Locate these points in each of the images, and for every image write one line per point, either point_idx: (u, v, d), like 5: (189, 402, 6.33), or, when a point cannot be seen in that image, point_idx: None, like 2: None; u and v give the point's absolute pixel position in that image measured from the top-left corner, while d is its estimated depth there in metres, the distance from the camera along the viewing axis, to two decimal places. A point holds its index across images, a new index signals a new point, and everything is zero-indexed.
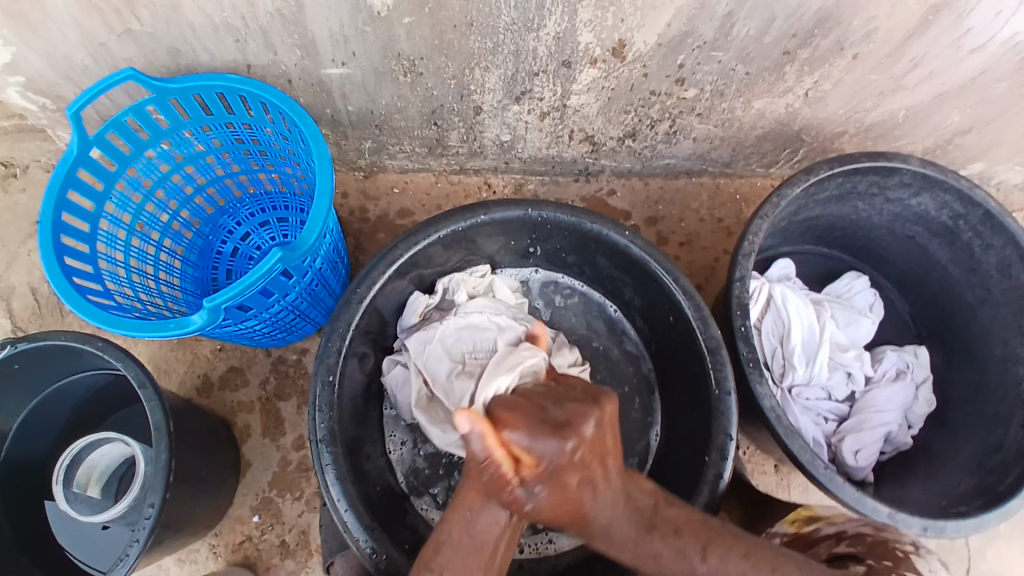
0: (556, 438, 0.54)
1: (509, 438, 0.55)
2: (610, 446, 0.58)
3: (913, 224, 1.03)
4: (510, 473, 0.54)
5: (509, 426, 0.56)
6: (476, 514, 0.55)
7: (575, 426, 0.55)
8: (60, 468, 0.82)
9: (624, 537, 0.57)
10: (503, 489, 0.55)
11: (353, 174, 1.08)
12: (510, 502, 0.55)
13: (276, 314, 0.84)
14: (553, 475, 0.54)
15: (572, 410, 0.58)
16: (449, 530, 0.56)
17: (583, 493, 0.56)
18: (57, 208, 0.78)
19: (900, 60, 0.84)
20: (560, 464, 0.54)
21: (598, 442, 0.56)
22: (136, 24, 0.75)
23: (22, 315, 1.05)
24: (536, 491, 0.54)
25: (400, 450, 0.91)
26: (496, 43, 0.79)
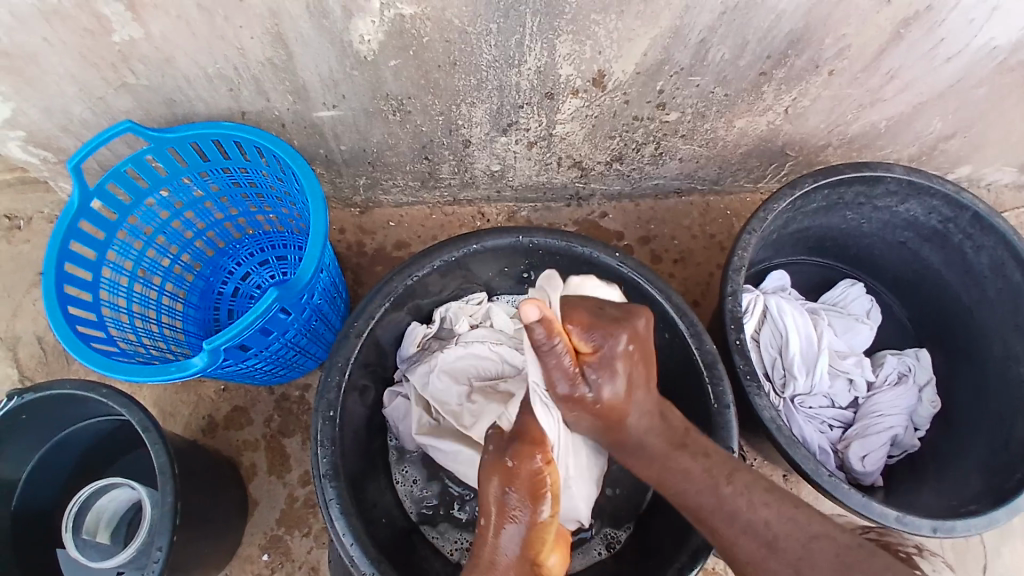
0: (614, 332, 0.58)
1: (572, 332, 0.58)
2: (648, 352, 0.62)
3: (903, 230, 1.04)
4: (573, 363, 0.58)
5: (569, 319, 0.59)
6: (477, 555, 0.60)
7: (630, 321, 0.60)
8: (70, 515, 0.83)
9: (656, 449, 0.64)
10: (568, 374, 0.58)
11: (349, 211, 1.10)
12: (572, 392, 0.59)
13: (276, 351, 0.85)
14: (607, 364, 0.59)
15: (625, 308, 0.62)
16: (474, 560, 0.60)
17: (632, 390, 0.61)
18: (59, 259, 0.80)
19: (875, 73, 0.86)
20: (614, 354, 0.59)
21: (646, 338, 0.62)
22: (131, 77, 0.78)
23: (29, 363, 1.06)
24: (596, 379, 0.59)
25: (410, 485, 0.92)
26: (480, 79, 0.81)
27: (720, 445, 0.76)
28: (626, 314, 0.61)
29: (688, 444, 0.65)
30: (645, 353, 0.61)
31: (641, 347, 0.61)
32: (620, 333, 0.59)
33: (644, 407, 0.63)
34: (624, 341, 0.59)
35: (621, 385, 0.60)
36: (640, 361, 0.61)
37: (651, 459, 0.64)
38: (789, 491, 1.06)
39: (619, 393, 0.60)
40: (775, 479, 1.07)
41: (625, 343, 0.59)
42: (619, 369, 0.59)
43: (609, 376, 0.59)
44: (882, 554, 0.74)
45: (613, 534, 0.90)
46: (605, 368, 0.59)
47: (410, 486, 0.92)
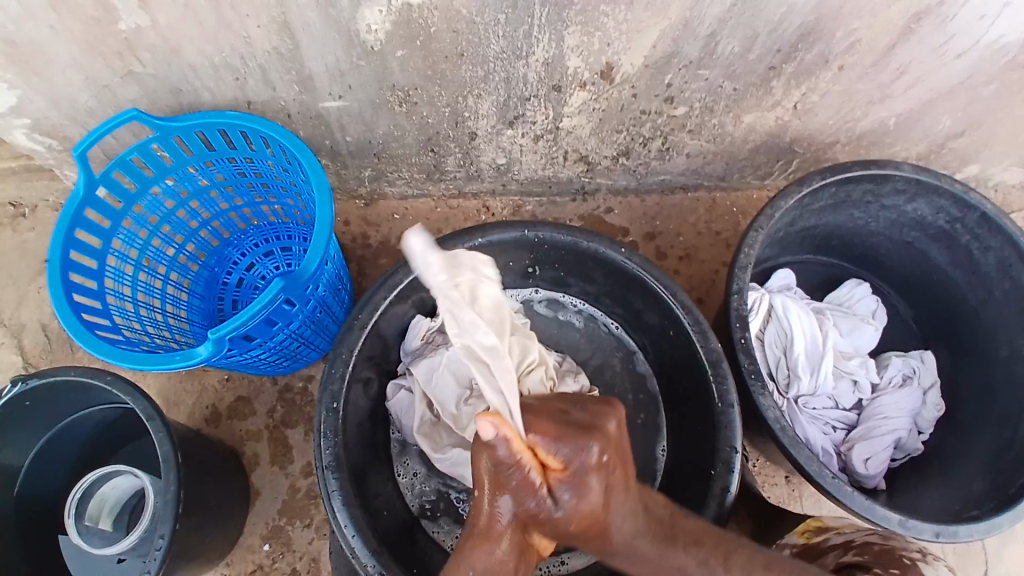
0: (585, 439, 0.49)
1: (535, 444, 0.47)
2: (628, 454, 0.53)
3: (910, 229, 1.03)
4: (537, 480, 0.47)
5: (532, 427, 0.48)
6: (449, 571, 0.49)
7: (600, 425, 0.51)
8: (72, 501, 0.83)
9: (647, 552, 0.51)
10: (529, 492, 0.47)
11: (354, 203, 1.10)
12: (532, 513, 0.47)
13: (280, 342, 0.85)
14: (580, 479, 0.48)
15: (593, 410, 0.53)
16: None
17: (608, 497, 0.49)
18: (64, 247, 0.80)
19: (885, 68, 0.85)
20: (587, 467, 0.48)
21: (620, 440, 0.52)
22: (138, 66, 0.78)
23: (33, 351, 1.07)
24: (566, 498, 0.47)
25: (411, 477, 0.91)
26: (486, 71, 0.81)
27: (723, 442, 0.75)
28: (596, 416, 0.52)
29: (678, 535, 0.52)
30: (620, 458, 0.51)
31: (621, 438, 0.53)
32: (593, 444, 0.48)
33: (636, 527, 0.51)
34: (598, 452, 0.48)
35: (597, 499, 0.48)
36: (615, 466, 0.50)
37: (646, 563, 0.51)
38: (791, 489, 1.06)
39: (601, 513, 0.49)
40: (778, 478, 1.06)
41: (598, 453, 0.48)
42: (603, 481, 0.49)
43: (582, 496, 0.47)
44: (882, 552, 0.71)
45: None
46: (578, 486, 0.47)
47: (411, 476, 0.91)
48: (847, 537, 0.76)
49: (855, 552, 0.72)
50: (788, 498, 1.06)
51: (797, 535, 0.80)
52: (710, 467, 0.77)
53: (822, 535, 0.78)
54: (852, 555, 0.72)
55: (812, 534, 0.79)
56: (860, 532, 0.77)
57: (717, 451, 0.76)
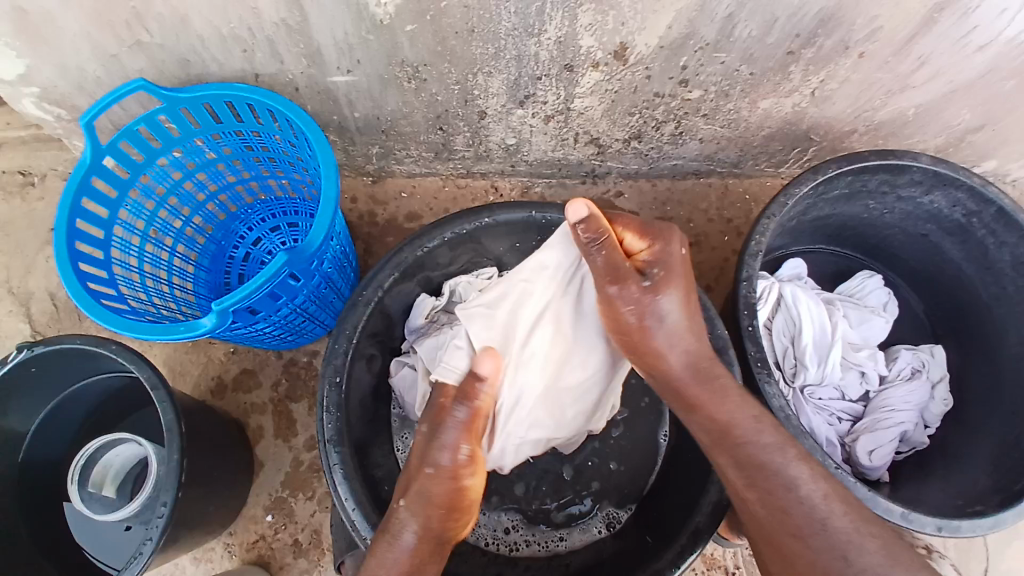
0: (672, 239, 0.68)
1: (628, 236, 0.69)
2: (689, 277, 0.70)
3: (925, 222, 1.02)
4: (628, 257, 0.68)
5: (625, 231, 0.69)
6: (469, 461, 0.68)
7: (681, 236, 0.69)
8: (75, 468, 0.84)
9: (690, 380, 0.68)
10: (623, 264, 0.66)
11: (361, 179, 1.09)
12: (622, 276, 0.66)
13: (285, 316, 0.85)
14: (664, 261, 0.67)
15: (662, 231, 0.68)
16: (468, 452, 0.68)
17: (683, 301, 0.68)
18: (71, 216, 0.79)
19: (907, 58, 0.83)
20: (672, 258, 0.67)
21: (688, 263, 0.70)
22: (146, 36, 0.77)
23: (41, 319, 1.07)
24: (654, 273, 0.67)
25: (409, 451, 0.91)
26: (497, 48, 0.79)
27: None
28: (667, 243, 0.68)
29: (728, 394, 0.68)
30: (687, 280, 0.69)
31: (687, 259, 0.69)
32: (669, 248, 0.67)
33: (677, 325, 0.68)
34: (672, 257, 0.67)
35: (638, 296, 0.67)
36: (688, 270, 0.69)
37: (704, 386, 0.68)
38: None
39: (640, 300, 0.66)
40: None
41: (678, 246, 0.68)
42: (666, 295, 0.67)
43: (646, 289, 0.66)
44: None
45: (615, 512, 0.90)
46: (664, 270, 0.67)
47: (410, 452, 0.91)
48: None
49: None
50: None
51: None
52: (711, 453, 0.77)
53: None
54: None
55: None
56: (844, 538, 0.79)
57: None
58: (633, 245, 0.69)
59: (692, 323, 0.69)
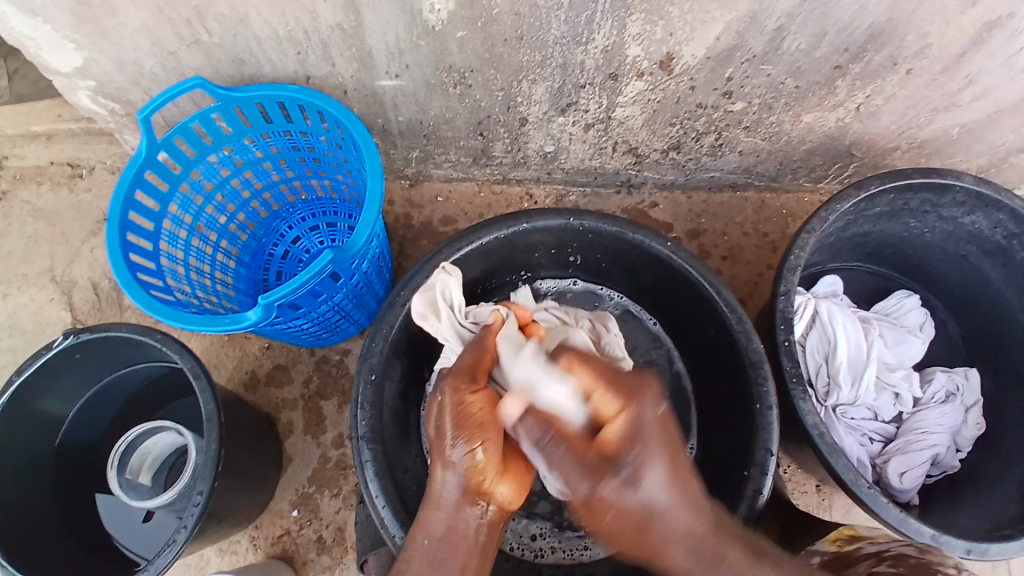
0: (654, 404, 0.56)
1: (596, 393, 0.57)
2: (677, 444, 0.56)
3: (966, 242, 1.00)
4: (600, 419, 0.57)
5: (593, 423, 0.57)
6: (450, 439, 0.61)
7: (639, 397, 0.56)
8: (116, 453, 0.85)
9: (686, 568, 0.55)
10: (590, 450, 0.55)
11: (399, 183, 1.10)
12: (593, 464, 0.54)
13: (323, 314, 0.86)
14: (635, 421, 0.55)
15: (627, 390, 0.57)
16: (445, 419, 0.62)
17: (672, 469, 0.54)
18: (124, 207, 0.82)
19: (954, 76, 0.82)
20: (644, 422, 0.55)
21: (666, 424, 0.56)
22: (205, 35, 0.79)
23: (82, 308, 1.10)
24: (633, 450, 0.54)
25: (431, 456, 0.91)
26: (545, 56, 0.80)
27: (759, 445, 0.74)
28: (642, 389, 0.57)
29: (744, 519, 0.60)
30: (671, 444, 0.55)
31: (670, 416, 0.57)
32: (646, 394, 0.56)
33: (655, 507, 0.53)
34: (654, 407, 0.56)
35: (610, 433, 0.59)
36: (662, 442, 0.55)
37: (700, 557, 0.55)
38: (822, 499, 1.05)
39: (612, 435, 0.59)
40: (808, 487, 1.05)
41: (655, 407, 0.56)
42: (599, 498, 0.54)
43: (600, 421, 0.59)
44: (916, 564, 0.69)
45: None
46: (639, 442, 0.54)
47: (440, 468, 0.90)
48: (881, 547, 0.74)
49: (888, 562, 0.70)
50: (818, 506, 1.04)
51: (828, 542, 0.78)
52: (743, 469, 0.76)
53: (854, 543, 0.77)
54: (886, 566, 0.70)
55: (843, 542, 0.78)
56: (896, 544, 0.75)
57: (752, 455, 0.74)
58: (604, 415, 0.56)
59: (677, 490, 0.54)
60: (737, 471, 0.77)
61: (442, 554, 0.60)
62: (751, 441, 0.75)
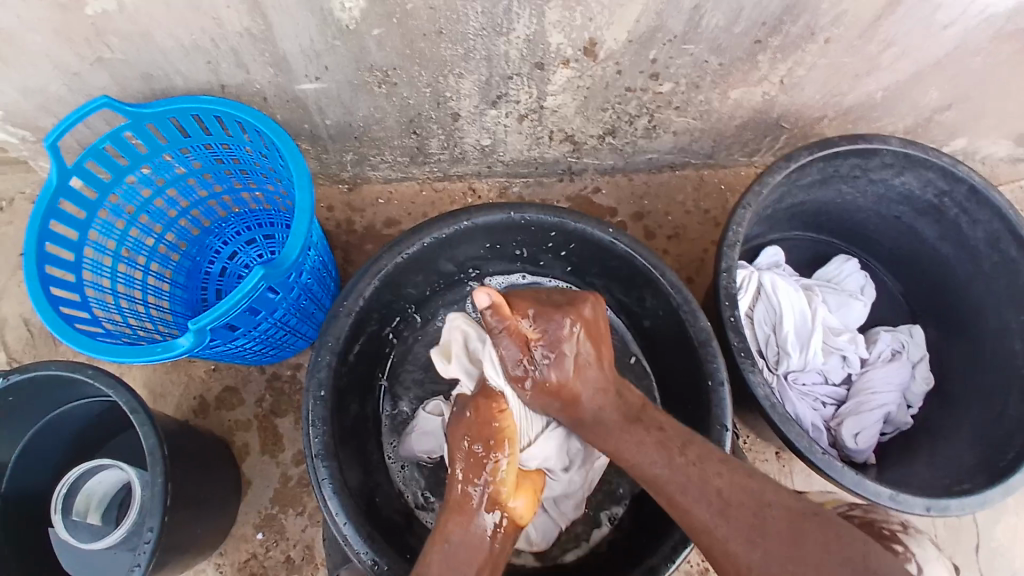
0: (561, 315, 0.65)
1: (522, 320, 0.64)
2: (601, 333, 0.68)
3: (898, 204, 1.03)
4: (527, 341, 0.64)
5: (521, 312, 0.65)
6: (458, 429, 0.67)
7: (576, 306, 0.66)
8: (57, 497, 0.83)
9: (612, 423, 0.67)
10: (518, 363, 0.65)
11: (337, 188, 1.08)
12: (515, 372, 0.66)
13: (265, 331, 0.84)
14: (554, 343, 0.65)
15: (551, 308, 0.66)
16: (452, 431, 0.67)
17: (583, 368, 0.66)
18: (39, 239, 0.78)
19: (872, 40, 0.84)
20: (563, 336, 0.65)
21: (595, 322, 0.67)
22: (107, 52, 0.76)
23: (16, 347, 1.05)
24: (545, 358, 0.65)
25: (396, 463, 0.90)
26: (467, 49, 0.79)
27: (714, 422, 0.75)
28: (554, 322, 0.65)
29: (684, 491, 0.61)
30: (597, 336, 0.68)
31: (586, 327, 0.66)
32: (566, 318, 0.65)
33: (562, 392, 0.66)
34: (570, 324, 0.65)
35: (571, 366, 0.65)
36: (591, 338, 0.67)
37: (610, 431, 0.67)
38: (782, 465, 1.07)
39: (570, 374, 0.65)
40: (767, 454, 1.07)
41: (571, 323, 0.65)
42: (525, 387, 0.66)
43: (558, 357, 0.65)
44: None
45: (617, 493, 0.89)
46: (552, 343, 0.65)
47: (400, 467, 0.90)
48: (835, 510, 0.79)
49: None
50: (780, 473, 1.07)
51: None
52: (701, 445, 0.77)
53: None
54: None
55: None
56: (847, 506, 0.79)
57: (708, 431, 0.75)
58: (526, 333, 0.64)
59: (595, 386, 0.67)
60: None
61: (462, 557, 0.62)
62: (706, 419, 0.76)
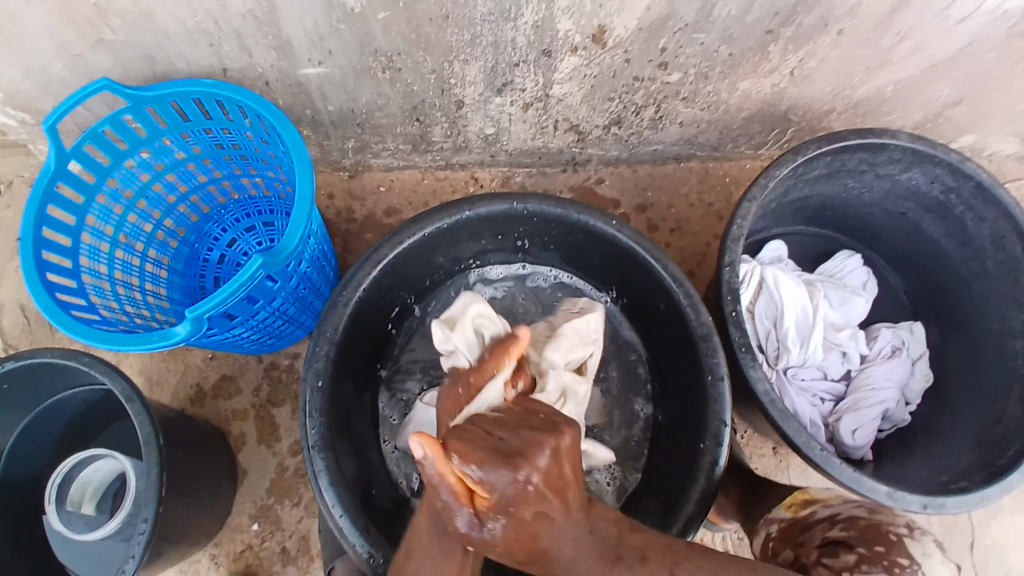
0: (509, 468, 0.50)
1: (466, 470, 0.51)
2: (568, 478, 0.54)
3: (904, 199, 1.02)
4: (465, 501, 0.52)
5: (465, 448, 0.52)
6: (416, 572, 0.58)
7: (529, 456, 0.51)
8: (51, 486, 0.82)
9: (589, 571, 0.56)
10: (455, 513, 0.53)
11: (337, 174, 1.06)
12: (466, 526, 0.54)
13: (263, 320, 0.83)
14: (502, 508, 0.51)
15: (526, 439, 0.53)
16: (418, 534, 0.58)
17: (539, 525, 0.53)
18: (37, 223, 0.77)
19: (886, 33, 0.83)
20: (513, 496, 0.51)
21: (570, 464, 0.54)
22: (110, 33, 0.74)
23: (12, 332, 1.03)
24: (495, 523, 0.52)
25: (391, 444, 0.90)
26: (474, 34, 0.77)
27: (712, 417, 0.74)
28: (528, 443, 0.52)
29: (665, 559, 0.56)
30: (566, 480, 0.54)
31: (569, 460, 0.54)
32: (523, 467, 0.51)
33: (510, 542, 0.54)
34: (527, 476, 0.50)
35: (535, 507, 0.52)
36: (549, 496, 0.52)
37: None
38: (779, 461, 1.06)
39: (541, 474, 0.51)
40: (766, 450, 1.07)
41: (545, 457, 0.52)
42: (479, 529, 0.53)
43: (512, 506, 0.51)
44: (866, 526, 0.72)
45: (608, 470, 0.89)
46: (508, 504, 0.51)
47: (393, 448, 0.89)
48: (834, 511, 0.76)
49: (841, 526, 0.74)
50: (777, 469, 1.06)
51: (784, 509, 0.80)
52: (699, 441, 0.76)
53: (809, 508, 0.78)
54: (838, 530, 0.73)
55: (799, 507, 0.79)
56: (847, 506, 0.77)
57: (706, 426, 0.75)
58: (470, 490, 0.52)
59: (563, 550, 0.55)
60: (693, 444, 0.77)
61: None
62: (705, 414, 0.75)
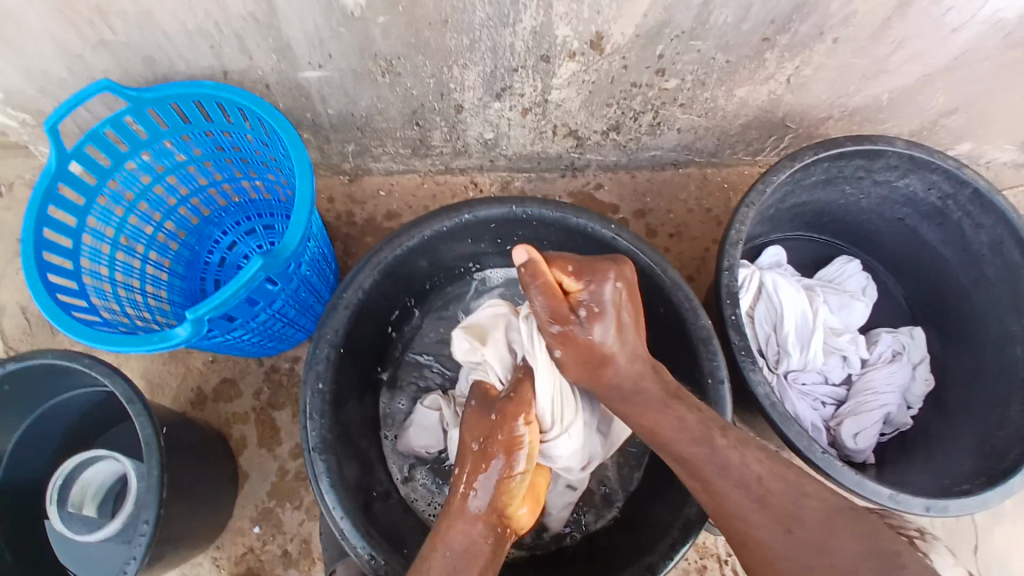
0: (603, 275, 0.65)
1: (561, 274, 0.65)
2: (630, 299, 0.67)
3: (901, 206, 1.03)
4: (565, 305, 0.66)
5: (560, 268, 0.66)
6: (455, 538, 0.64)
7: (603, 271, 0.66)
8: (53, 488, 0.82)
9: (654, 395, 0.68)
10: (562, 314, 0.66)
11: (338, 178, 1.07)
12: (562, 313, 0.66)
13: (264, 323, 0.84)
14: (596, 298, 0.66)
15: (597, 269, 0.66)
16: (451, 507, 0.66)
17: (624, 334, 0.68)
18: (37, 223, 0.77)
19: (882, 42, 0.83)
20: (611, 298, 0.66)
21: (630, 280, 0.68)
22: (110, 34, 0.75)
23: (13, 334, 1.04)
24: (589, 320, 0.66)
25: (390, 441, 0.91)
26: (472, 39, 0.78)
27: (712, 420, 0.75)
28: (599, 272, 0.66)
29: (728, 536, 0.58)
30: (631, 302, 0.67)
31: (624, 289, 0.67)
32: (607, 275, 0.66)
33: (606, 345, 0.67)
34: (612, 283, 0.66)
35: (613, 321, 0.66)
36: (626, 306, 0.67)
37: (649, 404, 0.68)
38: None
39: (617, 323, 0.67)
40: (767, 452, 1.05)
41: (614, 282, 0.66)
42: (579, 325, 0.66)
43: (601, 311, 0.66)
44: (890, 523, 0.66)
45: (606, 449, 0.90)
46: (597, 298, 0.66)
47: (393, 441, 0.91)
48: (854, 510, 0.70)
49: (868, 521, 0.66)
50: None
51: None
52: None
53: None
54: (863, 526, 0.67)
55: None
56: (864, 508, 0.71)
57: None
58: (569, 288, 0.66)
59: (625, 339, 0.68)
60: None
61: (461, 566, 0.62)
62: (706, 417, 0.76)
